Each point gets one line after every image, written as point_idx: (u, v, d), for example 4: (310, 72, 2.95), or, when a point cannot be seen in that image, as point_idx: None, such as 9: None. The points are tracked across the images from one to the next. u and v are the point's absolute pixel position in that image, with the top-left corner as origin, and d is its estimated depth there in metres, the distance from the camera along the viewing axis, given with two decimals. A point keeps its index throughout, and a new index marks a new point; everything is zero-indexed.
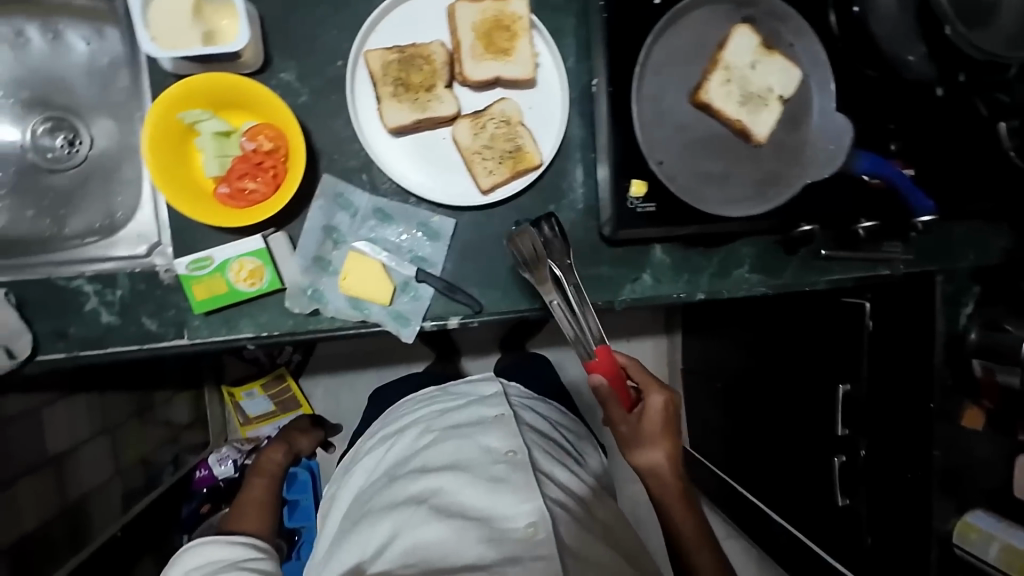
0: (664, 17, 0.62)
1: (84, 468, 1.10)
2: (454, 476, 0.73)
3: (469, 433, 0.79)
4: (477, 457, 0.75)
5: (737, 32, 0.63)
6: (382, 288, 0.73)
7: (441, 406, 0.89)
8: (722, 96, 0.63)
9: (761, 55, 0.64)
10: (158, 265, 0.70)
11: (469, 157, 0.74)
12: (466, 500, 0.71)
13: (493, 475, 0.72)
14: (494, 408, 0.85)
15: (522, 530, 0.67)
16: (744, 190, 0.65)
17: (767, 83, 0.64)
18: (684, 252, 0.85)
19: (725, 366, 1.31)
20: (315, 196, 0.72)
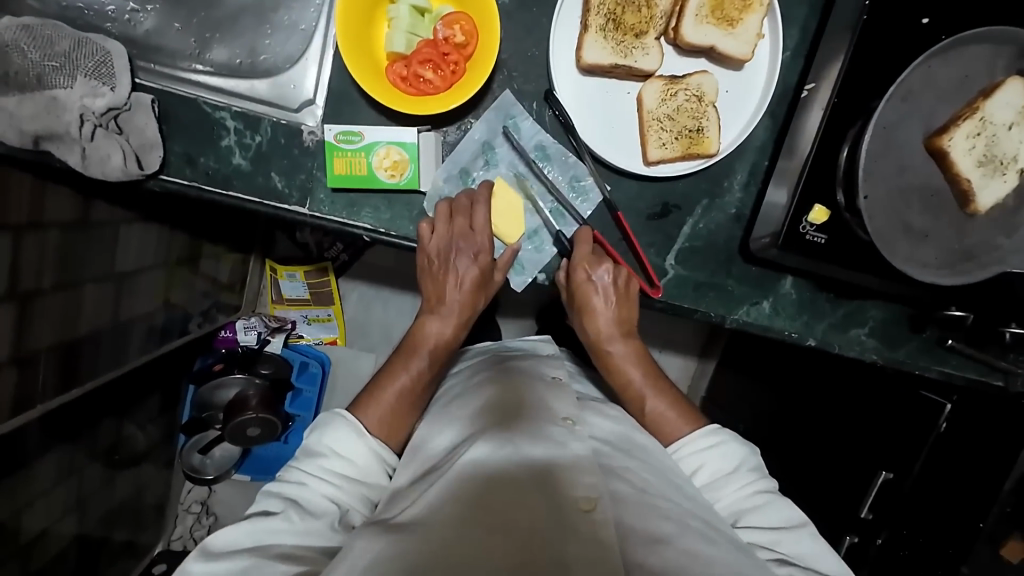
0: (943, 42, 0.56)
1: (139, 293, 1.11)
2: (505, 421, 0.61)
3: (529, 385, 0.69)
4: (538, 408, 0.64)
5: (1008, 85, 0.57)
6: (514, 227, 0.71)
7: (501, 357, 0.79)
8: (964, 148, 0.57)
9: (1019, 119, 0.58)
10: (306, 124, 0.67)
11: (647, 121, 0.69)
12: (521, 445, 0.57)
13: (546, 423, 0.61)
14: (554, 371, 0.75)
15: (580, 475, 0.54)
16: (935, 255, 0.60)
17: (1013, 147, 0.58)
18: (812, 293, 0.80)
19: (751, 407, 1.24)
20: (489, 107, 0.68)
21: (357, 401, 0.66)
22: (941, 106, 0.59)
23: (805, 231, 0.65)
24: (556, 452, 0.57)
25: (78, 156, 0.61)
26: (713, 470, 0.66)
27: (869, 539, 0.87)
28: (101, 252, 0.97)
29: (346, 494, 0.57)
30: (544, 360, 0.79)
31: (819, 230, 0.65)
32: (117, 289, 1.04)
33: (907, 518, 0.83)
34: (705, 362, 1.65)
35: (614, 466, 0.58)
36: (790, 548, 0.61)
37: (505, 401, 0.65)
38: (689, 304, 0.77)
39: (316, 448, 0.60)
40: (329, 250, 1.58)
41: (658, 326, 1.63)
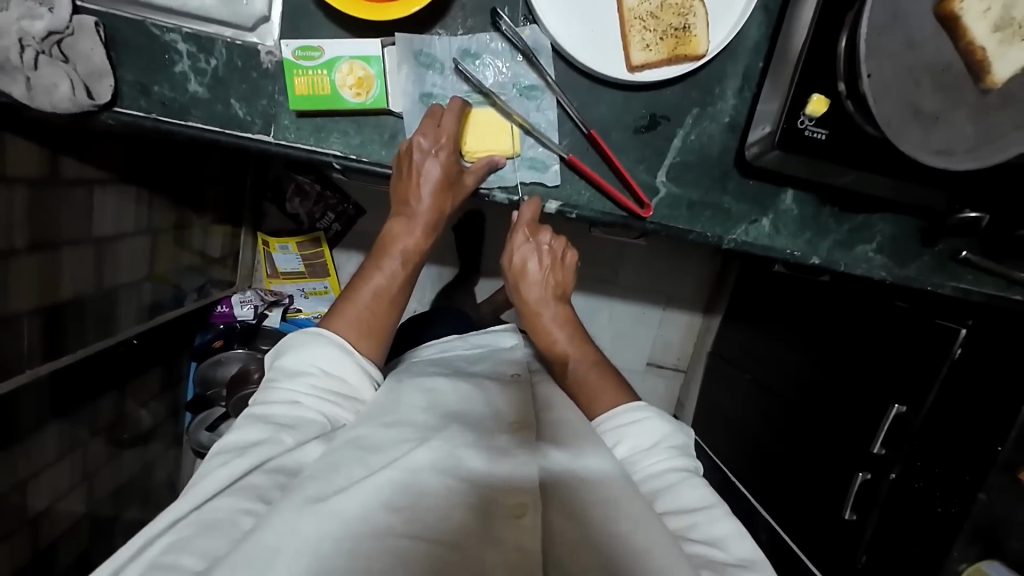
0: None
1: (121, 259, 1.09)
2: (457, 428, 0.58)
3: (486, 397, 0.66)
4: (489, 424, 0.61)
5: None
6: (503, 133, 0.67)
7: (460, 363, 0.77)
8: (977, 12, 0.52)
9: None
10: (262, 44, 0.62)
11: (628, 20, 0.63)
12: (468, 458, 0.54)
13: (500, 444, 0.57)
14: (512, 369, 0.75)
15: (516, 503, 0.50)
16: (946, 140, 0.55)
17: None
18: (815, 210, 0.76)
19: (768, 365, 1.21)
20: (396, 64, 0.63)
21: (329, 313, 0.68)
22: None
23: (804, 126, 0.61)
24: (503, 464, 0.54)
25: (22, 86, 0.57)
26: (632, 444, 0.65)
27: (882, 478, 0.86)
28: (74, 213, 0.94)
29: (338, 408, 0.61)
30: (501, 360, 0.78)
31: (818, 125, 0.60)
32: (97, 254, 1.02)
33: (919, 451, 0.83)
34: (710, 316, 1.61)
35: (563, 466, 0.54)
36: (706, 531, 0.56)
37: (459, 413, 0.62)
38: (683, 224, 0.73)
39: (304, 368, 0.62)
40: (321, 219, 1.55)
41: (660, 281, 1.60)
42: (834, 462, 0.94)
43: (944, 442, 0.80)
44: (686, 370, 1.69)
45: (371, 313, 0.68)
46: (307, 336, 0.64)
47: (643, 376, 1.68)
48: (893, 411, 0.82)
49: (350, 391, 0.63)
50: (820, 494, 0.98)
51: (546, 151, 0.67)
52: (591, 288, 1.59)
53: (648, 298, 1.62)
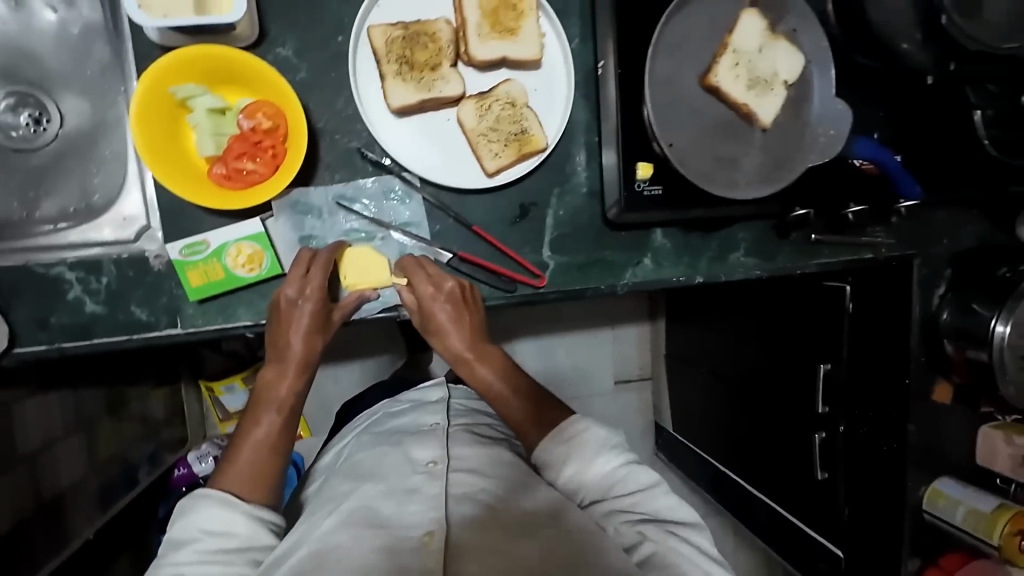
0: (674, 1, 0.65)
1: (60, 465, 1.05)
2: (369, 482, 0.68)
3: (397, 445, 0.73)
4: (400, 465, 0.69)
5: (745, 16, 0.66)
6: (383, 268, 0.72)
7: (383, 421, 0.82)
8: (730, 80, 0.65)
9: (767, 40, 0.66)
10: (149, 249, 0.66)
11: (474, 139, 0.73)
12: (379, 510, 0.64)
13: (407, 488, 0.65)
14: (432, 419, 0.78)
15: (419, 538, 0.60)
16: (752, 173, 0.67)
17: (771, 66, 0.66)
18: (684, 237, 0.86)
19: (719, 354, 1.34)
20: (273, 214, 0.68)
21: (216, 469, 0.66)
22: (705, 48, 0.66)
23: (640, 189, 0.69)
24: (405, 505, 0.64)
25: None
26: (582, 454, 0.69)
27: (835, 433, 1.06)
28: None
29: (230, 568, 0.59)
30: (425, 407, 0.83)
31: (653, 183, 0.69)
32: (30, 472, 0.98)
33: (849, 404, 1.06)
34: (656, 323, 1.72)
35: (456, 495, 0.65)
36: (652, 506, 0.66)
37: (374, 469, 0.70)
38: (578, 285, 0.81)
39: (184, 535, 0.60)
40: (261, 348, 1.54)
41: (601, 306, 1.70)
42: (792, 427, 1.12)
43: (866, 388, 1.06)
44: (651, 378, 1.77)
45: (249, 461, 0.66)
46: (189, 494, 0.63)
47: (615, 397, 1.75)
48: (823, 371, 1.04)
49: (236, 546, 0.60)
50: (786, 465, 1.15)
51: None
52: (541, 330, 1.67)
53: (595, 324, 1.72)
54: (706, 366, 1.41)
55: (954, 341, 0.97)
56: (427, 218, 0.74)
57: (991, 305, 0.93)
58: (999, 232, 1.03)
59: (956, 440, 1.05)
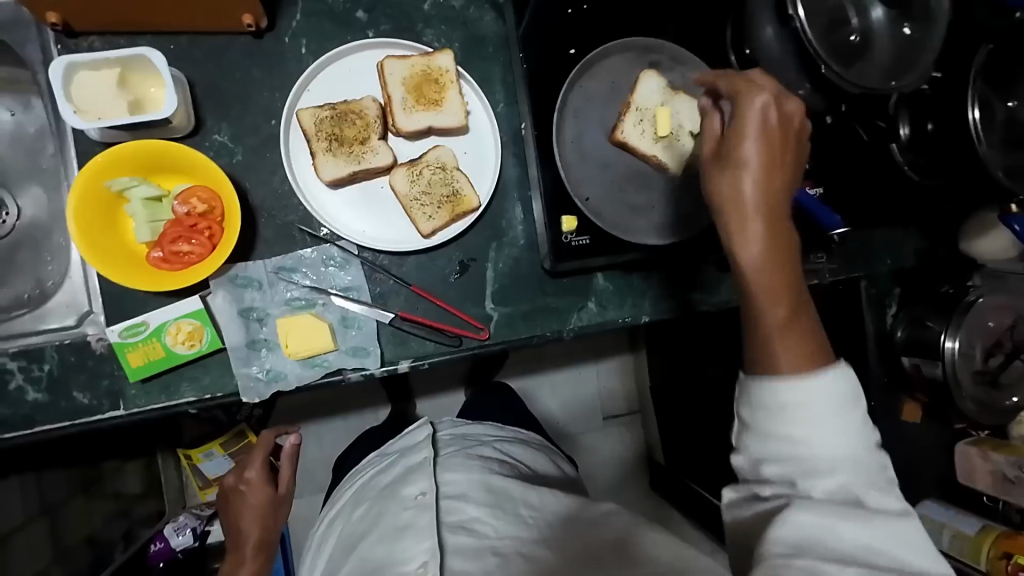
0: (577, 66, 0.71)
1: (18, 556, 1.02)
2: (368, 539, 0.74)
3: (387, 489, 0.79)
4: (390, 510, 0.75)
5: (645, 77, 0.71)
6: (323, 335, 0.73)
7: (373, 469, 0.88)
8: (637, 134, 0.70)
9: (669, 96, 0.72)
10: (90, 333, 0.68)
11: (408, 203, 0.76)
12: (379, 557, 0.71)
13: (398, 527, 0.71)
14: (419, 453, 0.82)
15: (414, 572, 0.65)
16: (669, 218, 0.72)
17: (677, 118, 0.72)
18: (627, 279, 0.88)
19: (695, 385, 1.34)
20: (212, 289, 0.71)
21: None
22: (610, 108, 0.72)
23: (567, 241, 0.71)
24: (396, 549, 0.69)
25: None
26: (798, 398, 0.50)
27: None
28: None
29: None
30: (409, 447, 0.86)
31: (578, 234, 0.71)
32: None
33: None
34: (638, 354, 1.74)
35: (449, 524, 0.70)
36: (820, 454, 0.50)
37: (373, 520, 0.76)
38: (524, 334, 0.83)
39: None
40: (239, 411, 1.53)
41: (581, 342, 1.72)
42: None
43: None
44: (639, 411, 1.76)
45: None
46: None
47: (605, 432, 1.74)
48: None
49: None
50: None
51: (369, 333, 0.76)
52: (522, 371, 1.67)
53: (576, 360, 1.73)
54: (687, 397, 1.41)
55: (910, 358, 0.97)
56: (366, 281, 0.77)
57: (943, 320, 0.95)
58: (937, 246, 1.04)
59: (936, 457, 1.04)
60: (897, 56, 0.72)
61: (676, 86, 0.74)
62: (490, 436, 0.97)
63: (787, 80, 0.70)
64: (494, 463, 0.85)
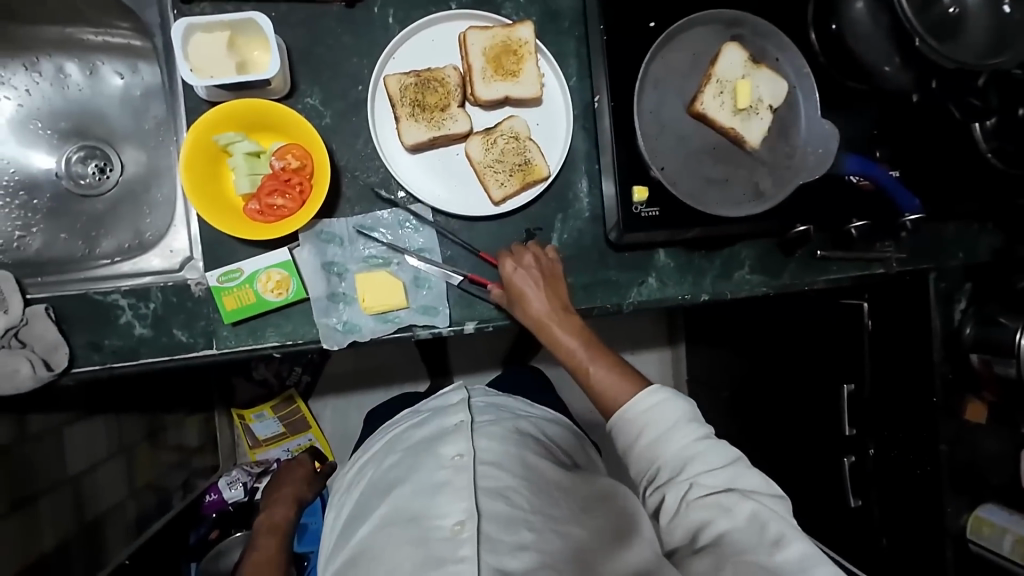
0: (660, 37, 0.72)
1: (100, 488, 1.11)
2: (401, 487, 0.79)
3: (424, 445, 0.83)
4: (425, 467, 0.79)
5: (727, 49, 0.72)
6: (397, 293, 0.77)
7: (407, 423, 0.92)
8: (715, 105, 0.71)
9: (749, 69, 0.72)
10: (190, 277, 0.74)
11: (481, 170, 0.79)
12: (412, 506, 0.75)
13: (435, 483, 0.75)
14: (456, 416, 0.86)
15: (450, 528, 0.70)
16: (742, 193, 0.73)
17: (756, 91, 0.72)
18: (687, 258, 0.89)
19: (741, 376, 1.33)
20: (299, 242, 0.75)
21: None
22: (689, 81, 0.73)
23: (638, 211, 0.72)
24: (431, 504, 0.74)
25: None
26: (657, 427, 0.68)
27: (864, 455, 1.08)
28: (48, 462, 1.00)
29: None
30: (446, 411, 0.89)
31: (649, 206, 0.71)
32: (74, 493, 1.05)
33: (877, 426, 1.07)
34: (677, 346, 1.75)
35: (485, 487, 0.74)
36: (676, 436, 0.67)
37: (408, 472, 0.81)
38: (584, 305, 0.85)
39: None
40: (290, 377, 1.61)
41: (621, 331, 1.73)
42: (820, 450, 1.13)
43: (890, 409, 1.06)
44: None
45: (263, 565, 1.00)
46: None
47: None
48: (847, 390, 1.04)
49: None
50: (821, 489, 1.15)
51: (438, 294, 0.79)
52: None
53: (615, 349, 1.74)
54: (729, 390, 1.42)
55: (978, 354, 0.95)
56: (438, 244, 0.80)
57: (1017, 316, 0.92)
58: (1016, 245, 1.03)
59: (1001, 462, 1.01)
60: (992, 34, 0.70)
61: (757, 60, 0.74)
62: (519, 408, 1.00)
63: (875, 56, 0.69)
64: (526, 437, 0.88)
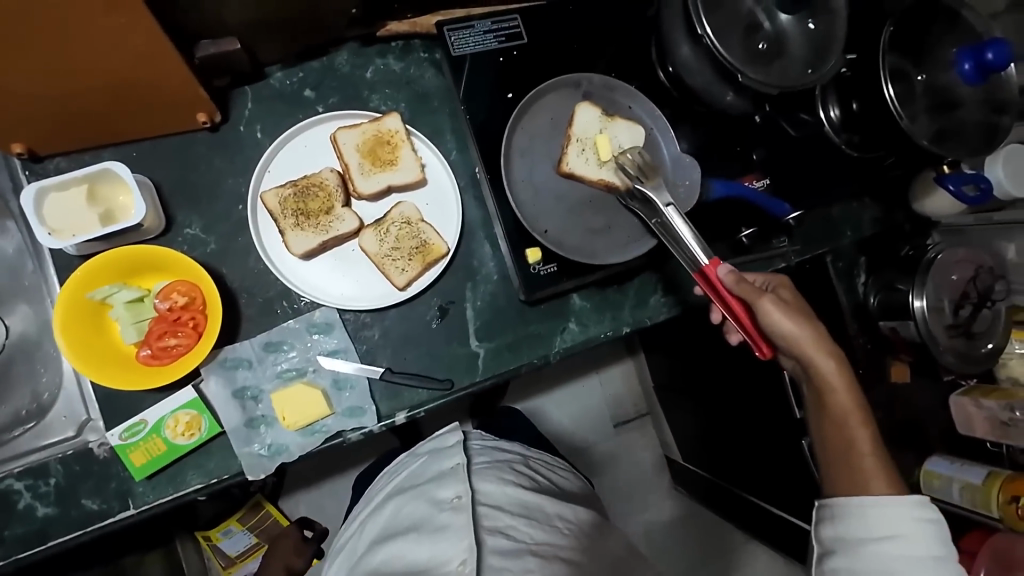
0: (516, 108, 0.76)
1: None
2: (401, 537, 0.75)
3: (420, 489, 0.81)
4: (425, 514, 0.76)
5: (579, 109, 0.77)
6: (318, 402, 0.75)
7: (406, 471, 0.89)
8: (585, 164, 0.76)
9: (605, 122, 0.78)
10: (91, 440, 0.70)
11: (380, 261, 0.79)
12: (413, 555, 0.72)
13: (436, 526, 0.73)
14: (453, 459, 0.83)
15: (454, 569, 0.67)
16: (626, 236, 0.78)
17: (617, 140, 0.77)
18: (602, 296, 0.91)
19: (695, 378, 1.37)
20: (203, 376, 0.73)
21: None
22: (553, 144, 0.77)
23: (536, 271, 0.75)
24: (433, 550, 0.70)
25: None
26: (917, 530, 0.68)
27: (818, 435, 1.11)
28: None
29: None
30: (444, 452, 0.86)
31: (545, 263, 0.75)
32: None
33: None
34: (637, 356, 1.78)
35: (489, 527, 0.72)
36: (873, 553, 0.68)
37: (409, 519, 0.77)
38: (512, 365, 0.85)
39: None
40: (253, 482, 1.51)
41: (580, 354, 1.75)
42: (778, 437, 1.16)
43: None
44: (648, 412, 1.80)
45: None
46: None
47: (619, 438, 1.77)
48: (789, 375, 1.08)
49: None
50: (792, 476, 1.17)
51: (362, 393, 0.78)
52: (528, 391, 1.69)
53: (579, 371, 1.75)
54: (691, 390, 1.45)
55: (887, 323, 1.00)
56: (350, 342, 0.79)
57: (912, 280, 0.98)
58: (895, 212, 1.09)
59: (934, 413, 1.06)
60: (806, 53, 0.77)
61: (611, 111, 0.80)
62: (519, 452, 0.98)
63: None
64: (527, 480, 0.87)
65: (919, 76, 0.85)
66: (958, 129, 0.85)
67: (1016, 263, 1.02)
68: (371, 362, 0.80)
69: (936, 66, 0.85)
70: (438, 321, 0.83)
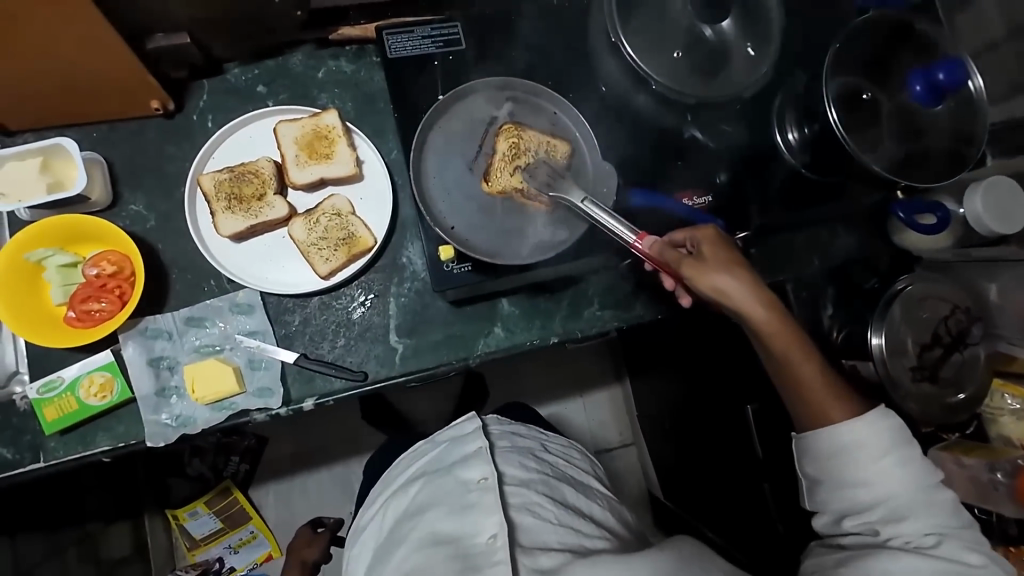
0: (435, 108, 0.79)
1: None
2: (429, 510, 0.74)
3: (443, 466, 0.79)
4: (452, 491, 0.74)
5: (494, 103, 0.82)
6: (227, 379, 0.77)
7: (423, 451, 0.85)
8: (516, 185, 0.79)
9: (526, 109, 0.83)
10: (16, 392, 0.75)
11: (306, 249, 0.82)
12: (444, 529, 0.70)
13: (465, 504, 0.71)
14: (473, 442, 0.80)
15: (484, 543, 0.66)
16: (537, 239, 0.79)
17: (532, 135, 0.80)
18: (533, 303, 0.89)
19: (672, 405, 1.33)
20: (122, 342, 0.76)
21: None
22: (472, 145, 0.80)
23: (449, 268, 0.78)
24: (464, 528, 0.69)
25: None
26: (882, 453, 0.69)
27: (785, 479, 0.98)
28: None
29: None
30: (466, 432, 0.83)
31: (459, 262, 0.78)
32: None
33: None
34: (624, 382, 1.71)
35: (517, 507, 0.71)
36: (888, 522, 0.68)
37: (431, 495, 0.76)
38: (431, 363, 0.84)
39: None
40: (227, 467, 1.46)
41: (564, 374, 1.70)
42: (741, 475, 1.06)
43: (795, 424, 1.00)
44: (633, 443, 1.72)
45: None
46: None
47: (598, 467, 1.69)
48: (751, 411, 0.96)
49: None
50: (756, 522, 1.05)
51: (273, 376, 0.80)
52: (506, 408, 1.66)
53: (562, 392, 1.70)
54: (670, 420, 1.38)
55: (849, 361, 0.89)
56: (265, 324, 0.81)
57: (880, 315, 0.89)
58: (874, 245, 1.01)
59: None
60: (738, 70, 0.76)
61: (539, 121, 0.82)
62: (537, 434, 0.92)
63: None
64: (548, 465, 0.84)
65: (869, 94, 0.81)
66: (918, 153, 0.80)
67: (998, 305, 0.94)
68: (287, 348, 0.81)
69: (891, 87, 0.81)
70: (357, 312, 0.84)
